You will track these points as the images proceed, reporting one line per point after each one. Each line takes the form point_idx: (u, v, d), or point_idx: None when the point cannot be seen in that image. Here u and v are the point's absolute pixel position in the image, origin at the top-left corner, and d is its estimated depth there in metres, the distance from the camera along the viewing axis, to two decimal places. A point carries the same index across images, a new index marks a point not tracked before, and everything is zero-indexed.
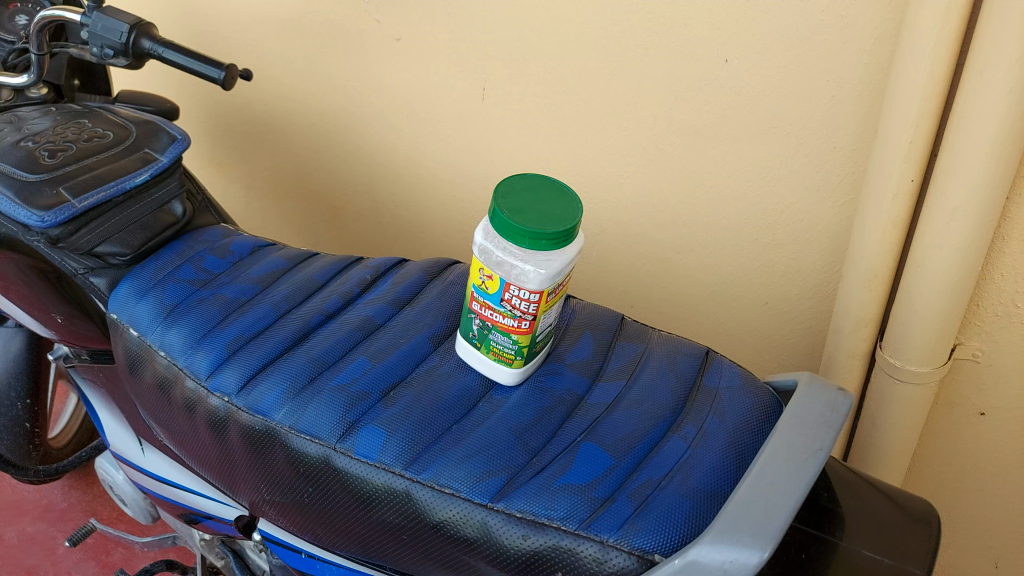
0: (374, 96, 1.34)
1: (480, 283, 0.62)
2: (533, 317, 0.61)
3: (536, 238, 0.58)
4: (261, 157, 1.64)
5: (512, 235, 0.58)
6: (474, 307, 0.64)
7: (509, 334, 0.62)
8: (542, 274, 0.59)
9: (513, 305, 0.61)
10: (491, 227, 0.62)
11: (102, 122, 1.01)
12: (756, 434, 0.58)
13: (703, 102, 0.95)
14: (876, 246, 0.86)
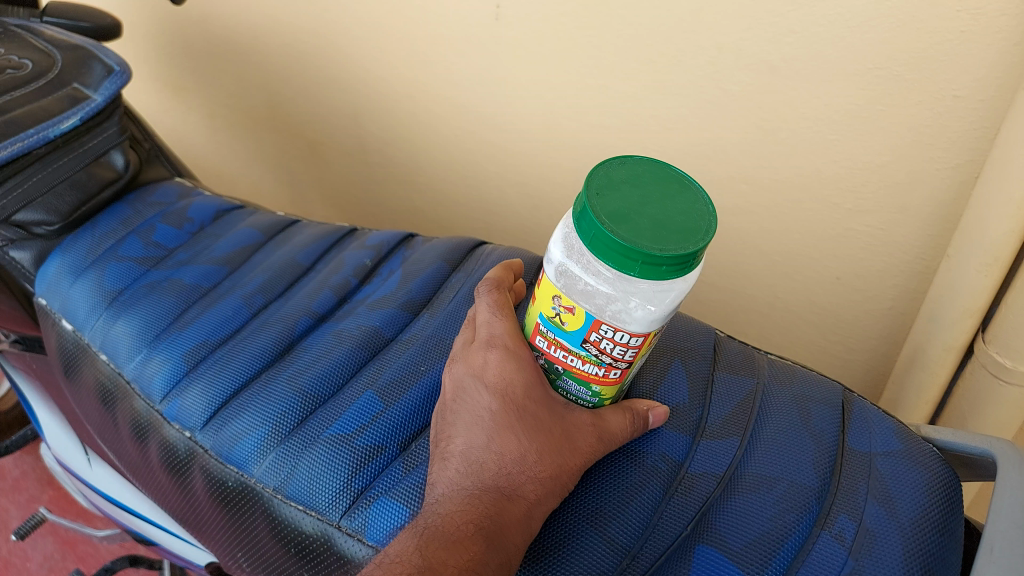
0: (359, 12, 1.11)
1: (553, 317, 0.46)
2: (628, 365, 0.46)
3: (650, 264, 0.40)
4: (225, 81, 1.41)
5: (614, 259, 0.41)
6: (539, 344, 0.49)
7: (589, 384, 0.48)
8: (648, 314, 0.42)
9: (602, 351, 0.45)
10: (575, 238, 0.44)
11: (18, 48, 0.80)
12: (932, 534, 0.50)
13: (786, 32, 0.76)
14: (1003, 225, 0.68)
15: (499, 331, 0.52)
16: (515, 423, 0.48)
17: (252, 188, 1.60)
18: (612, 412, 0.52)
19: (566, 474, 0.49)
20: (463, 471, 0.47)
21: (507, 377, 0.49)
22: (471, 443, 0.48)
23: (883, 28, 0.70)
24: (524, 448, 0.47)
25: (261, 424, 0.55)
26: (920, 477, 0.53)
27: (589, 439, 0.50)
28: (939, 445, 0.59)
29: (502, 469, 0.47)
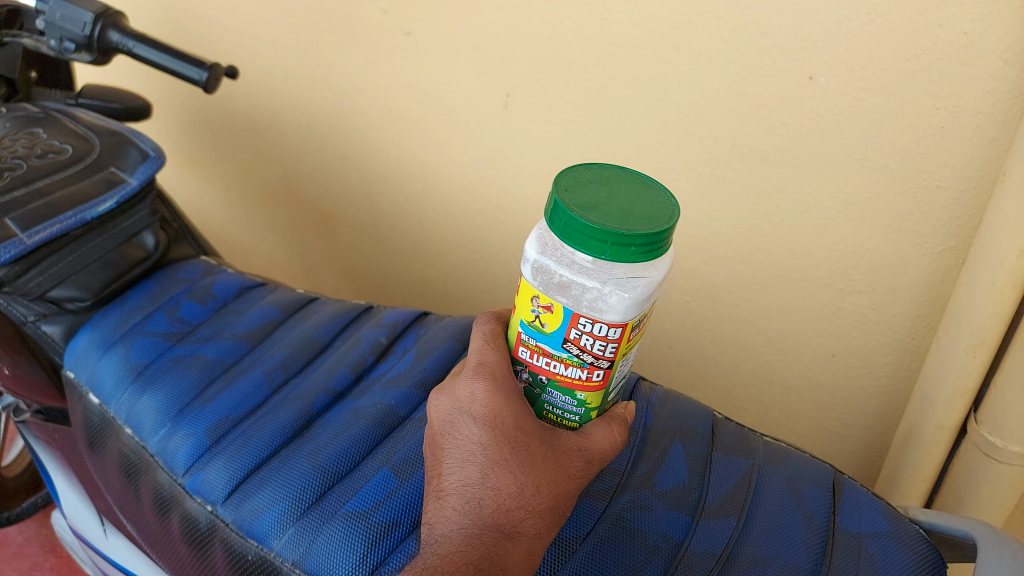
0: (377, 96, 1.18)
1: (532, 321, 0.47)
2: (610, 364, 0.46)
3: (621, 246, 0.42)
4: (243, 156, 1.47)
5: (585, 244, 0.42)
6: (522, 355, 0.49)
7: (573, 391, 0.49)
8: (622, 302, 0.43)
9: (582, 350, 0.46)
10: (550, 236, 0.46)
11: (59, 134, 0.86)
12: None
13: (777, 125, 0.81)
14: (987, 308, 0.72)
15: (488, 359, 0.53)
16: (507, 456, 0.50)
17: (264, 259, 1.64)
18: (597, 427, 0.52)
19: (560, 499, 0.52)
20: (461, 508, 0.50)
21: (495, 410, 0.50)
22: (465, 479, 0.51)
23: (867, 122, 0.76)
24: (517, 482, 0.50)
25: (281, 498, 0.57)
26: (910, 560, 0.55)
27: (578, 462, 0.51)
28: (924, 527, 0.61)
29: (498, 505, 0.50)
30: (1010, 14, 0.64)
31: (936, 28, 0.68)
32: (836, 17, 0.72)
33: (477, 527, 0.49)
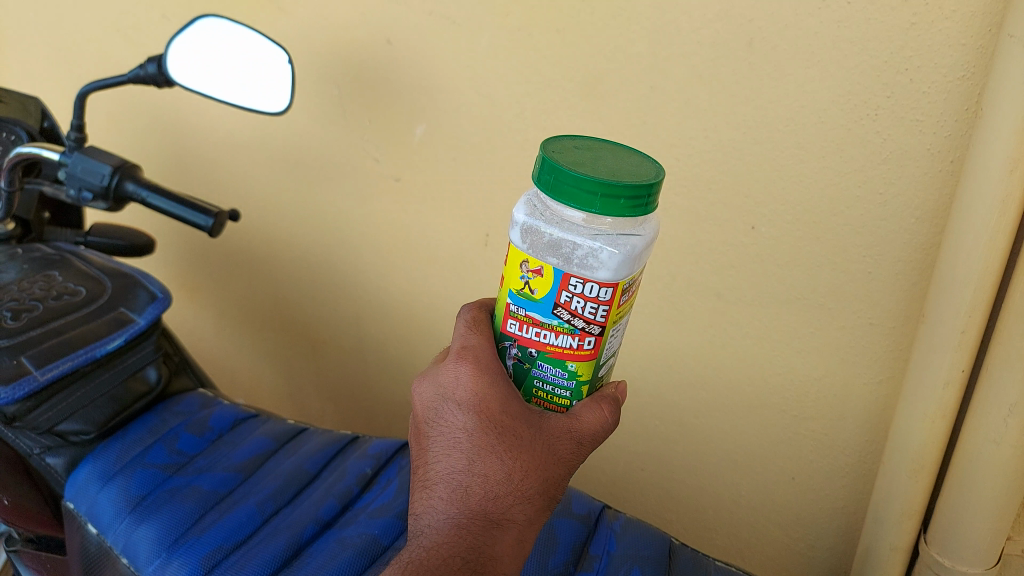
0: (367, 232, 1.28)
1: (524, 290, 0.52)
2: (599, 329, 0.52)
3: (609, 199, 0.49)
4: (238, 283, 1.55)
5: (577, 200, 0.49)
6: (513, 331, 0.54)
7: (564, 363, 0.54)
8: (613, 257, 0.50)
9: (574, 314, 0.51)
10: (544, 204, 0.53)
11: (73, 276, 0.93)
12: None
13: (726, 266, 0.91)
14: (923, 435, 0.79)
15: (474, 343, 0.58)
16: (495, 443, 0.56)
17: (251, 382, 1.69)
18: (587, 407, 0.56)
19: (548, 479, 0.58)
20: (452, 495, 0.57)
21: (480, 396, 0.56)
22: (455, 466, 0.57)
23: (805, 266, 0.85)
24: (505, 468, 0.56)
25: None
26: None
27: (568, 443, 0.56)
28: None
29: (486, 491, 0.56)
30: (916, 179, 0.75)
31: (855, 190, 0.78)
32: (771, 178, 0.83)
33: (466, 514, 0.56)
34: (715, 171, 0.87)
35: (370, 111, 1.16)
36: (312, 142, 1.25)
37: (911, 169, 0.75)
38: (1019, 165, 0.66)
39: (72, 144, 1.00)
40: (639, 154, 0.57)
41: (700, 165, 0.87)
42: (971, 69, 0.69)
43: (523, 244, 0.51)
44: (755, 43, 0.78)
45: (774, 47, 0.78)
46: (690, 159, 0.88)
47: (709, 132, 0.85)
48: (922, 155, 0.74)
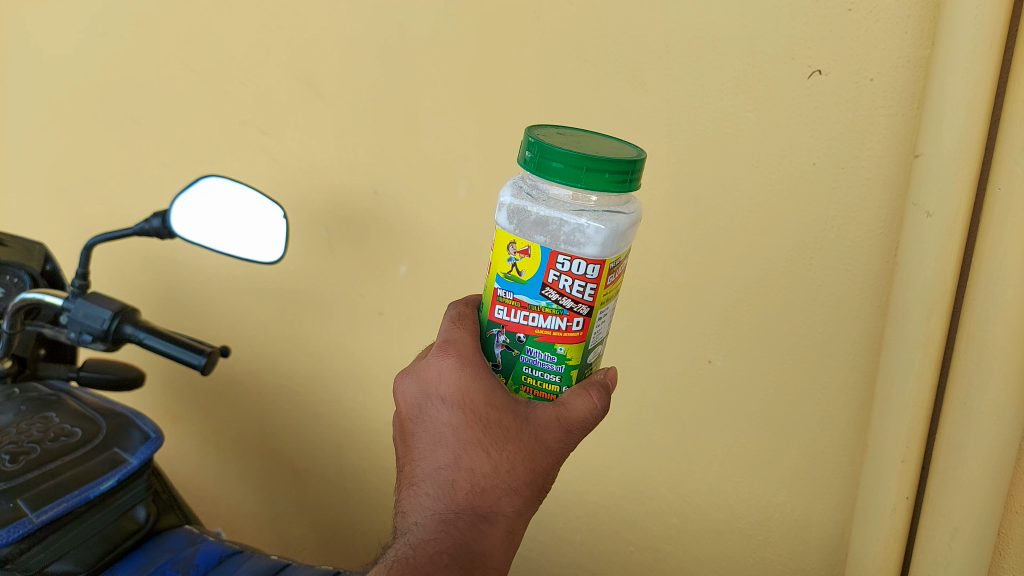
0: (350, 362, 1.33)
1: (516, 271, 0.60)
2: (587, 310, 0.60)
3: (594, 174, 0.57)
4: (223, 409, 1.57)
5: (565, 176, 0.58)
6: (505, 315, 0.62)
7: (554, 345, 0.61)
8: (597, 232, 0.58)
9: (563, 294, 0.59)
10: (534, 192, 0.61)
11: (69, 416, 0.98)
12: None
13: (687, 395, 0.98)
14: (878, 560, 0.84)
15: (458, 341, 0.68)
16: (477, 439, 0.66)
17: (232, 510, 1.69)
18: (573, 395, 0.64)
19: (531, 470, 0.68)
20: (440, 490, 0.67)
21: (465, 391, 0.66)
22: (445, 458, 0.68)
23: (760, 393, 0.92)
24: (489, 461, 0.67)
25: None
26: None
27: (555, 431, 0.65)
28: None
29: (472, 484, 0.67)
30: (850, 318, 0.83)
31: (798, 329, 0.87)
32: (723, 316, 0.92)
33: (453, 509, 0.66)
34: (673, 308, 0.95)
35: (356, 249, 1.23)
36: (300, 278, 1.31)
37: (844, 309, 0.83)
38: (936, 312, 0.73)
39: (75, 289, 1.05)
40: (624, 144, 0.66)
41: (661, 304, 0.96)
42: (886, 227, 0.77)
43: (513, 225, 0.60)
44: (701, 197, 0.88)
45: (718, 202, 0.87)
46: (650, 295, 0.96)
47: (664, 272, 0.94)
48: (851, 296, 0.82)
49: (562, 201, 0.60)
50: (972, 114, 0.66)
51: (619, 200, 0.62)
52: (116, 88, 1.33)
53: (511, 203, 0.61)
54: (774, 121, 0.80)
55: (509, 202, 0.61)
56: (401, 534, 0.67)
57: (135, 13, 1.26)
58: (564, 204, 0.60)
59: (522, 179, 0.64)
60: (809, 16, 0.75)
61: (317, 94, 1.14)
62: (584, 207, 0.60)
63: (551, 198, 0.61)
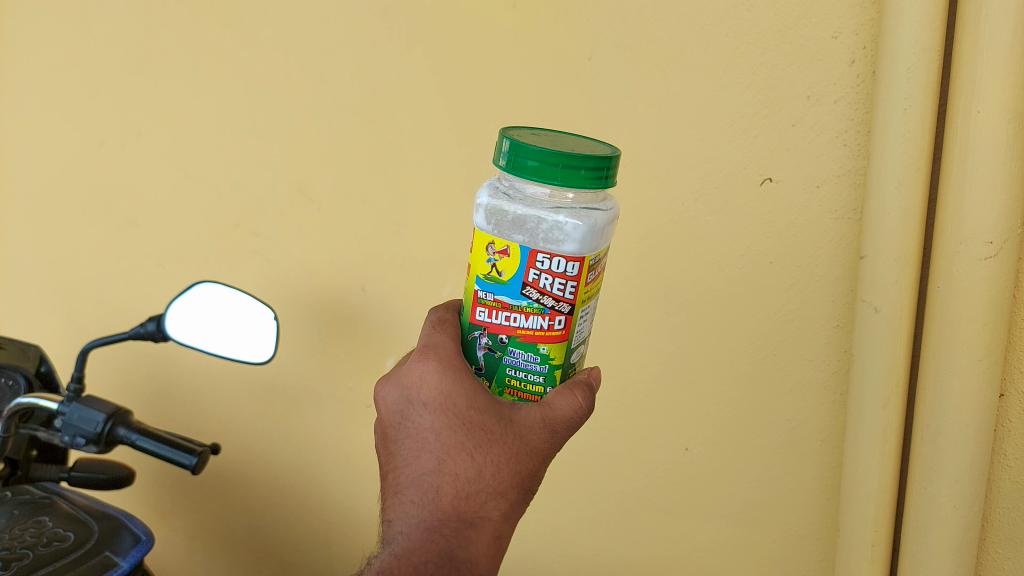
0: (339, 454, 1.32)
1: (494, 272, 0.59)
2: (568, 310, 0.59)
3: (570, 170, 0.57)
4: (209, 510, 1.54)
5: (541, 174, 0.58)
6: (484, 318, 0.61)
7: (537, 346, 0.60)
8: (575, 228, 0.57)
9: (544, 294, 0.58)
10: (509, 191, 0.61)
11: (61, 518, 0.99)
12: None
13: (669, 482, 1.01)
14: None
15: (440, 344, 0.66)
16: (461, 441, 0.63)
17: None
18: (559, 396, 0.62)
19: (518, 472, 0.64)
20: (424, 498, 0.62)
21: (447, 394, 0.63)
22: (426, 464, 0.63)
23: (736, 481, 0.96)
24: (474, 464, 0.63)
25: None
26: None
27: (540, 431, 0.62)
28: None
29: (457, 490, 0.62)
30: (814, 407, 0.87)
31: (767, 416, 0.91)
32: (697, 405, 0.96)
33: (439, 517, 0.61)
34: (651, 399, 0.99)
35: (344, 345, 1.25)
36: (289, 372, 1.33)
37: (808, 398, 0.87)
38: (891, 401, 0.77)
39: (70, 392, 1.03)
40: (598, 141, 0.65)
41: (637, 394, 1.00)
42: (840, 321, 0.82)
43: (490, 226, 0.59)
44: (668, 294, 0.94)
45: (686, 300, 0.92)
46: (628, 388, 1.00)
47: (640, 365, 0.99)
48: (813, 387, 0.86)
49: (539, 200, 0.60)
50: (908, 221, 0.73)
51: (596, 196, 0.61)
52: (116, 195, 1.38)
53: (488, 203, 0.60)
54: (732, 226, 0.87)
55: (485, 202, 0.60)
56: (382, 547, 0.61)
57: (137, 125, 1.32)
58: (541, 202, 0.60)
59: (498, 180, 0.63)
60: (758, 132, 0.82)
61: (309, 199, 1.19)
62: (562, 205, 0.59)
63: (528, 197, 0.60)
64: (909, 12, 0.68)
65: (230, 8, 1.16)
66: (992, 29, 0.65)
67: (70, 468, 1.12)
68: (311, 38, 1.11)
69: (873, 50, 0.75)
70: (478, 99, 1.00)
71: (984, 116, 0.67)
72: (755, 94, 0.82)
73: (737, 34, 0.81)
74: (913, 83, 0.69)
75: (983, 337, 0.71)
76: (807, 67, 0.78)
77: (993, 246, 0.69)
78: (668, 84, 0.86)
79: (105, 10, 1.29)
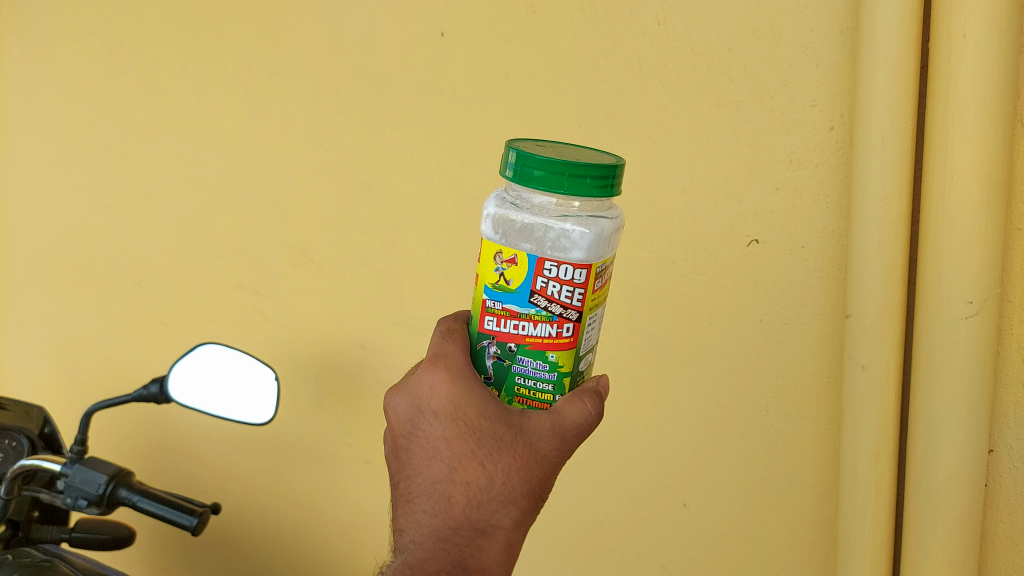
0: (338, 512, 1.32)
1: (502, 282, 0.59)
2: (577, 318, 0.59)
3: (576, 178, 0.57)
4: (209, 570, 1.53)
5: (547, 183, 0.58)
6: (493, 327, 0.60)
7: (546, 354, 0.60)
8: (582, 236, 0.57)
9: (552, 301, 0.58)
10: (515, 201, 0.61)
11: None
12: None
13: (667, 539, 1.01)
14: None
15: (449, 350, 0.64)
16: (472, 451, 0.63)
17: None
18: (568, 403, 0.61)
19: (529, 480, 0.64)
20: (436, 506, 0.63)
21: (457, 405, 0.63)
22: (438, 474, 0.64)
23: (733, 537, 0.96)
24: (485, 473, 0.63)
25: None
26: None
27: (551, 439, 0.61)
28: None
29: (468, 499, 0.63)
30: (808, 462, 0.88)
31: (762, 472, 0.92)
32: (693, 461, 0.97)
33: (450, 525, 0.62)
34: (647, 454, 1.00)
35: (345, 402, 1.26)
36: (290, 428, 1.34)
37: (801, 453, 0.88)
38: (881, 456, 0.78)
39: (73, 453, 1.01)
40: (604, 152, 0.65)
41: (634, 450, 1.01)
42: (830, 378, 0.84)
43: (498, 236, 0.60)
44: (661, 351, 0.95)
45: (679, 356, 0.94)
46: (624, 443, 1.02)
47: (635, 421, 1.00)
48: (806, 443, 0.87)
49: (547, 208, 0.60)
50: (890, 281, 0.75)
51: (603, 204, 0.61)
52: (122, 256, 1.41)
53: (497, 214, 0.61)
54: (721, 284, 0.89)
55: (492, 213, 0.61)
56: (396, 553, 0.63)
57: (143, 189, 1.36)
58: (548, 211, 0.60)
59: (505, 190, 0.63)
60: (744, 195, 0.85)
61: (310, 260, 1.22)
62: (569, 213, 0.59)
63: (535, 206, 0.60)
64: (880, 84, 0.71)
65: (234, 78, 1.21)
66: (960, 101, 0.68)
67: (70, 528, 1.12)
68: (312, 107, 1.15)
69: (850, 117, 0.77)
70: (474, 164, 1.03)
71: (957, 181, 0.69)
72: (739, 159, 0.85)
73: (719, 103, 0.84)
74: (888, 150, 0.72)
75: (967, 394, 0.72)
76: (788, 133, 0.81)
77: (973, 305, 0.71)
78: (656, 149, 0.90)
79: (115, 80, 1.33)
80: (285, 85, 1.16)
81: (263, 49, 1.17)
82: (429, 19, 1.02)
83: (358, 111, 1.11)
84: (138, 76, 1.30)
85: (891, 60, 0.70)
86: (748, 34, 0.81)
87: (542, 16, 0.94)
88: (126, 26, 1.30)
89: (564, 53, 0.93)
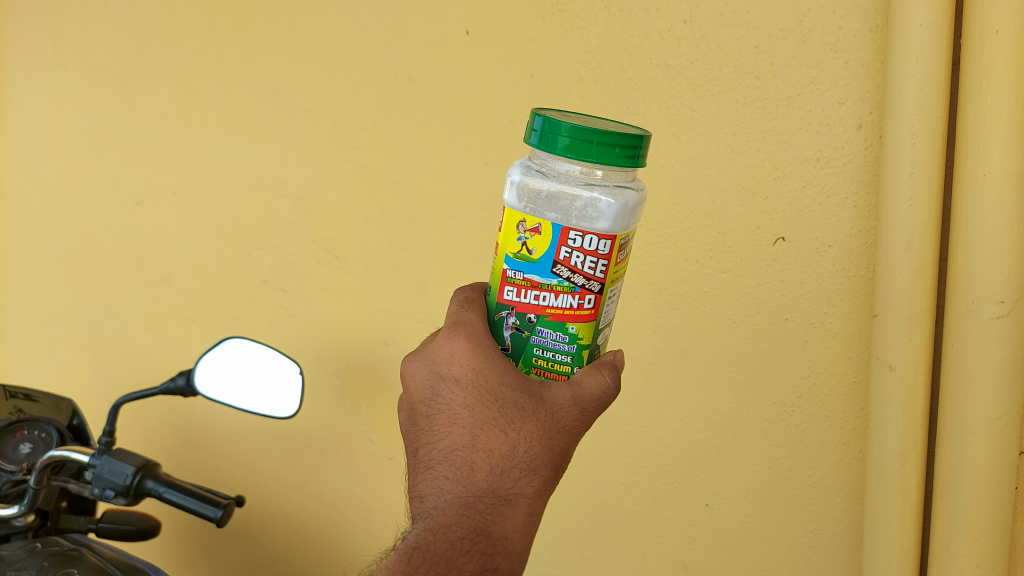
0: (359, 506, 1.33)
1: (523, 252, 0.59)
2: (598, 294, 0.59)
3: (605, 148, 0.57)
4: (232, 562, 1.54)
5: (574, 151, 0.57)
6: (512, 298, 0.61)
7: (567, 327, 0.60)
8: (608, 206, 0.57)
9: (575, 273, 0.58)
10: (537, 168, 0.61)
11: (88, 569, 1.01)
12: None
13: (689, 538, 1.01)
14: None
15: (470, 318, 0.65)
16: (494, 418, 0.62)
17: None
18: (587, 373, 0.62)
19: (551, 449, 0.63)
20: (457, 473, 0.62)
21: (478, 371, 0.63)
22: (460, 441, 0.63)
23: (755, 535, 0.96)
24: (507, 441, 0.62)
25: None
26: None
27: (571, 410, 0.62)
28: None
29: (491, 466, 0.61)
30: (833, 464, 0.87)
31: (786, 472, 0.91)
32: (715, 459, 0.96)
33: (473, 492, 0.61)
34: (668, 450, 1.00)
35: (368, 399, 1.27)
36: (314, 423, 1.35)
37: (826, 455, 0.87)
38: (909, 458, 0.77)
39: (102, 445, 1.02)
40: (628, 124, 0.65)
41: (657, 448, 1.01)
42: (856, 378, 0.83)
43: (522, 203, 0.59)
44: (685, 349, 0.95)
45: (703, 354, 0.94)
46: (647, 442, 1.02)
47: (658, 420, 1.00)
48: (831, 442, 0.86)
49: (571, 176, 0.59)
50: (919, 280, 0.74)
51: (626, 175, 0.61)
52: (151, 251, 1.43)
53: (520, 180, 0.60)
54: (746, 283, 0.88)
55: (516, 179, 0.60)
56: (417, 522, 0.61)
57: (171, 186, 1.37)
58: (572, 179, 0.59)
59: (527, 158, 0.63)
60: (768, 194, 0.85)
61: (335, 258, 1.23)
62: (593, 181, 0.59)
63: (560, 173, 0.59)
64: (910, 81, 0.71)
65: (260, 76, 1.22)
66: (991, 100, 0.67)
67: (98, 519, 1.13)
68: (337, 105, 1.16)
69: (878, 115, 0.76)
70: (498, 162, 1.03)
71: (988, 179, 0.68)
72: (764, 157, 0.84)
73: (745, 101, 0.84)
74: (919, 148, 0.71)
75: (997, 396, 0.71)
76: (815, 132, 0.80)
77: (1003, 306, 0.69)
78: (681, 147, 0.89)
79: (145, 78, 1.35)
80: (312, 84, 1.17)
81: (289, 48, 1.18)
82: (455, 17, 1.03)
83: (383, 109, 1.12)
84: (167, 74, 1.32)
85: (922, 57, 0.70)
86: (775, 31, 0.81)
87: (568, 13, 0.94)
88: (156, 25, 1.31)
89: (590, 51, 0.94)
